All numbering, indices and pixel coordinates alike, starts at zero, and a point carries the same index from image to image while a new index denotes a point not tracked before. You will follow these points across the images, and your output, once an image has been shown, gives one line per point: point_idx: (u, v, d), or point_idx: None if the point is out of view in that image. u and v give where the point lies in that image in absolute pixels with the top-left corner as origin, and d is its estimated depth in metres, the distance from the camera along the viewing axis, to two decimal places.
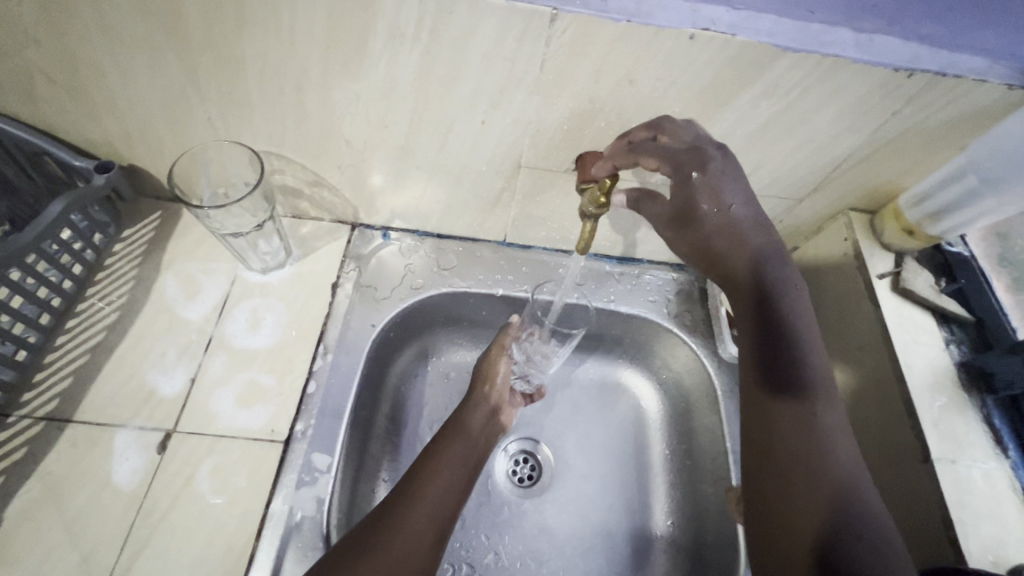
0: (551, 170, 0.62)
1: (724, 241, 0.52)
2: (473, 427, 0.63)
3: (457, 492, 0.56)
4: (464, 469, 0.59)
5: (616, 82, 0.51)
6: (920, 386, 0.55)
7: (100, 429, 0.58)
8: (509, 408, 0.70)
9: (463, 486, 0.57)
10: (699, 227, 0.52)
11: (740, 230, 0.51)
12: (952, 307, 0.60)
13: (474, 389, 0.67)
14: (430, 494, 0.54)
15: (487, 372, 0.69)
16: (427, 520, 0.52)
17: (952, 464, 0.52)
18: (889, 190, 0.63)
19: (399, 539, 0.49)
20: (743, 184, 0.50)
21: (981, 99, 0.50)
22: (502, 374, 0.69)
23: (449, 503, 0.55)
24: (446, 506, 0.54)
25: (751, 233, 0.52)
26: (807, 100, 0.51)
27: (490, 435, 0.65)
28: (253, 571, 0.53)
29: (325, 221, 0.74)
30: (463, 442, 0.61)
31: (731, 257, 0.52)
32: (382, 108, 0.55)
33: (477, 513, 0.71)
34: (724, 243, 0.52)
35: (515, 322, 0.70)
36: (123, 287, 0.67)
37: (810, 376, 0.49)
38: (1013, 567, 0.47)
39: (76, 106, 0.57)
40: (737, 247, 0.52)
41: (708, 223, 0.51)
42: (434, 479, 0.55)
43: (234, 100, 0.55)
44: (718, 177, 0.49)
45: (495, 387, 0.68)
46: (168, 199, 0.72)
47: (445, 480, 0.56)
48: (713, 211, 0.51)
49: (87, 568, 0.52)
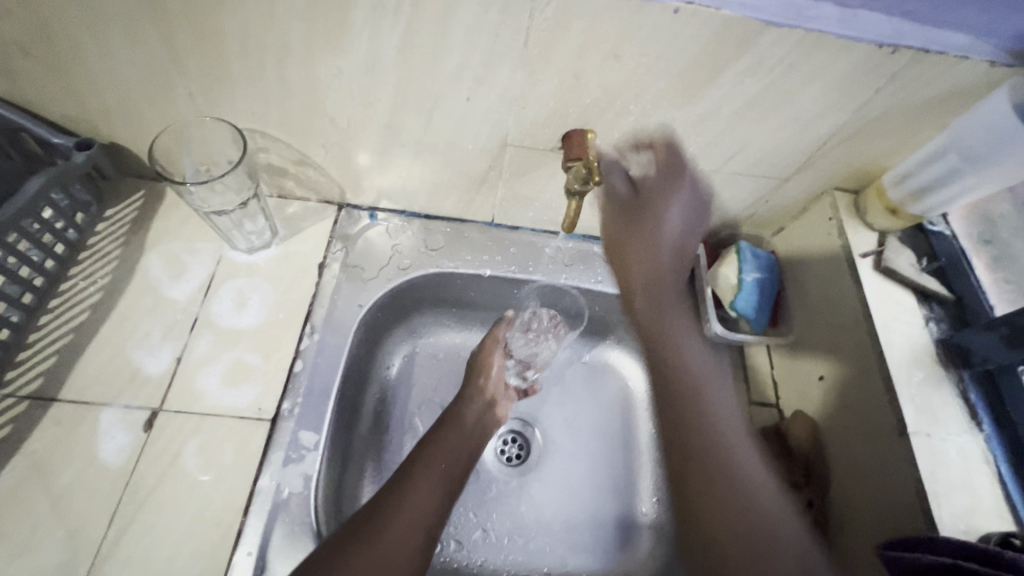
0: (537, 149, 0.62)
1: (650, 300, 0.57)
2: (468, 420, 0.64)
3: (450, 482, 0.58)
4: (457, 461, 0.60)
5: (601, 58, 0.50)
6: (898, 361, 0.56)
7: (86, 407, 0.58)
8: (504, 402, 0.71)
9: (456, 476, 0.59)
10: (639, 221, 0.56)
11: (664, 289, 0.57)
12: (933, 285, 0.60)
13: (470, 381, 0.69)
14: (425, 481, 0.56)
15: (482, 364, 0.71)
16: (421, 511, 0.53)
17: (927, 437, 0.53)
18: (873, 170, 0.64)
19: (392, 527, 0.51)
20: (688, 209, 0.57)
21: (963, 75, 0.50)
22: (496, 368, 0.71)
23: (442, 494, 0.56)
24: (439, 496, 0.55)
25: (675, 279, 0.58)
26: (793, 76, 0.51)
27: (485, 429, 0.67)
28: (240, 546, 0.54)
29: (312, 201, 0.74)
30: (458, 431, 0.63)
31: (650, 299, 0.57)
32: (366, 84, 0.54)
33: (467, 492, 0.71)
34: (648, 270, 0.57)
35: (509, 314, 0.76)
36: (107, 267, 0.66)
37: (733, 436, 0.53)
38: (982, 535, 0.49)
39: (54, 81, 0.56)
40: (658, 288, 0.57)
41: (648, 215, 0.56)
42: (427, 470, 0.57)
43: (215, 76, 0.54)
44: (682, 183, 0.56)
45: (489, 379, 0.70)
46: (151, 177, 0.71)
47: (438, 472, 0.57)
48: (658, 216, 0.56)
49: (74, 543, 0.52)
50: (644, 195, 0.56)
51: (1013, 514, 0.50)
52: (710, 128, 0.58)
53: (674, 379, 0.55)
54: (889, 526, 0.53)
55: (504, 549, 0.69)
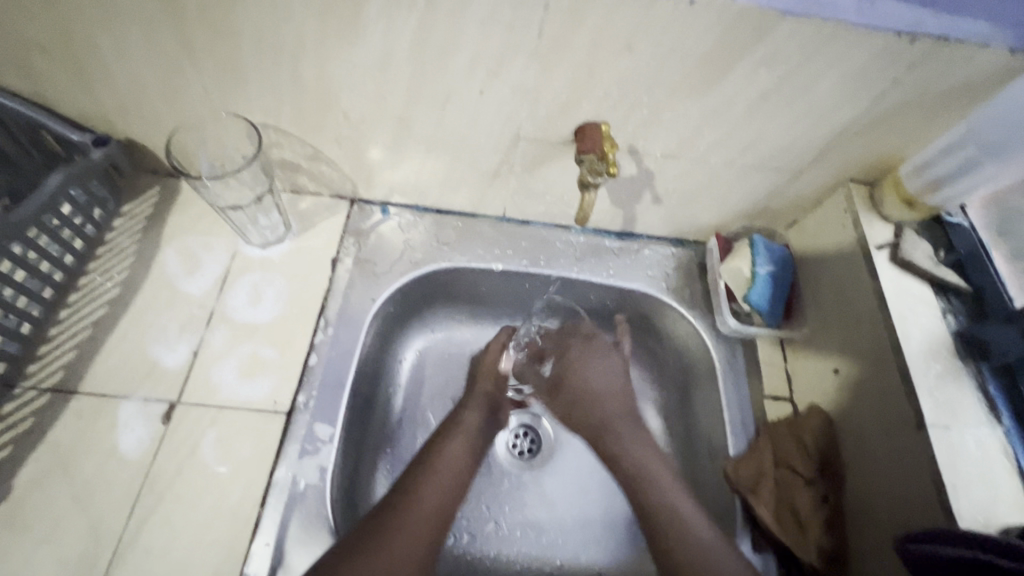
0: (550, 142, 0.61)
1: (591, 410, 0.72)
2: (471, 424, 0.67)
3: (451, 491, 0.59)
4: (457, 469, 0.61)
5: (615, 50, 0.50)
6: (916, 353, 0.56)
7: (106, 400, 0.59)
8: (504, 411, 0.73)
9: (457, 484, 0.60)
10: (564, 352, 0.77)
11: (602, 399, 0.72)
12: (950, 277, 0.60)
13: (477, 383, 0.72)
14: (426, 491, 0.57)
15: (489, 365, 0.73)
16: (426, 518, 0.55)
17: (946, 430, 0.52)
18: (889, 161, 0.63)
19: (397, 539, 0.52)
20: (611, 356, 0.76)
21: (984, 64, 0.50)
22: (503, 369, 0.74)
23: (443, 502, 0.58)
24: (439, 504, 0.57)
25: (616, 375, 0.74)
26: (809, 66, 0.50)
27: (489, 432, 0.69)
28: (258, 536, 0.54)
29: (324, 196, 0.74)
30: (461, 435, 0.65)
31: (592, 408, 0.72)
32: (379, 78, 0.54)
33: (479, 485, 0.72)
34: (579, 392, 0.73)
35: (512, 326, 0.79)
36: (125, 262, 0.67)
37: (679, 503, 0.61)
38: (1002, 528, 0.48)
39: (72, 79, 0.56)
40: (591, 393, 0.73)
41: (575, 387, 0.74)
42: (428, 482, 0.58)
43: (231, 72, 0.55)
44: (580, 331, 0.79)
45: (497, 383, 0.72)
46: (166, 173, 0.72)
47: (439, 482, 0.59)
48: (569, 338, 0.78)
49: (96, 533, 0.53)
50: (568, 366, 0.76)
51: None
52: (725, 120, 0.57)
53: (626, 471, 0.66)
54: (906, 519, 0.53)
55: (517, 542, 0.69)
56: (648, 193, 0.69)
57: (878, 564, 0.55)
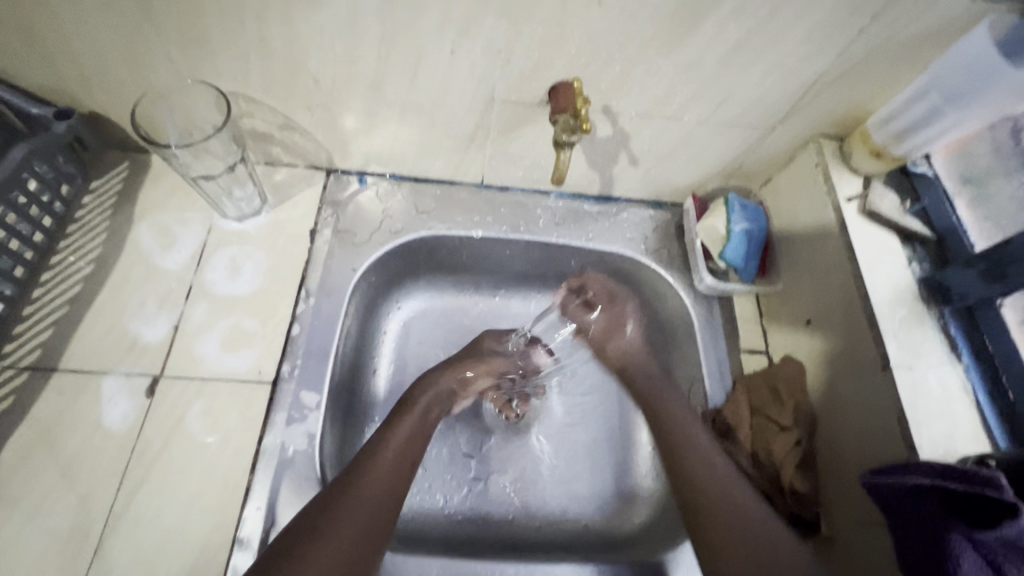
0: (526, 103, 0.61)
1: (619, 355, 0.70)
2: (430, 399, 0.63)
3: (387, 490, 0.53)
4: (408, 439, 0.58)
5: (585, 6, 0.50)
6: (882, 301, 0.58)
7: (88, 375, 0.59)
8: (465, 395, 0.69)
9: (384, 497, 0.53)
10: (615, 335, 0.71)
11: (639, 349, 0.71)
12: (915, 226, 0.62)
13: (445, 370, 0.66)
14: (346, 514, 0.50)
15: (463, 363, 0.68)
16: (380, 487, 0.53)
17: (910, 369, 0.55)
18: (858, 115, 0.64)
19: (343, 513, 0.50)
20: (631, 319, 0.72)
21: (947, 11, 0.51)
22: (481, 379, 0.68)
23: (365, 530, 0.50)
24: (375, 508, 0.52)
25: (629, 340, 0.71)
26: (776, 19, 0.51)
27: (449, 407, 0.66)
28: (249, 502, 0.55)
29: (299, 167, 0.73)
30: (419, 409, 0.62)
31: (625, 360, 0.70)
32: (348, 40, 0.53)
33: (454, 435, 0.74)
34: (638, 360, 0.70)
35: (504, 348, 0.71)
36: (96, 239, 0.65)
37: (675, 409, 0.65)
38: (960, 459, 0.51)
39: (27, 48, 0.54)
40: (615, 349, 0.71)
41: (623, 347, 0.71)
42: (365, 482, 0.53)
43: (196, 38, 0.53)
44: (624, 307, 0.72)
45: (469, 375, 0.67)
46: (135, 149, 0.70)
47: (366, 495, 0.52)
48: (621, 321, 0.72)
49: (85, 505, 0.53)
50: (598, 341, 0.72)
51: (988, 437, 0.53)
52: (695, 77, 0.58)
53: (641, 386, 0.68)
54: (874, 457, 0.56)
55: (507, 501, 0.71)
56: (625, 153, 0.69)
57: (847, 503, 0.58)
